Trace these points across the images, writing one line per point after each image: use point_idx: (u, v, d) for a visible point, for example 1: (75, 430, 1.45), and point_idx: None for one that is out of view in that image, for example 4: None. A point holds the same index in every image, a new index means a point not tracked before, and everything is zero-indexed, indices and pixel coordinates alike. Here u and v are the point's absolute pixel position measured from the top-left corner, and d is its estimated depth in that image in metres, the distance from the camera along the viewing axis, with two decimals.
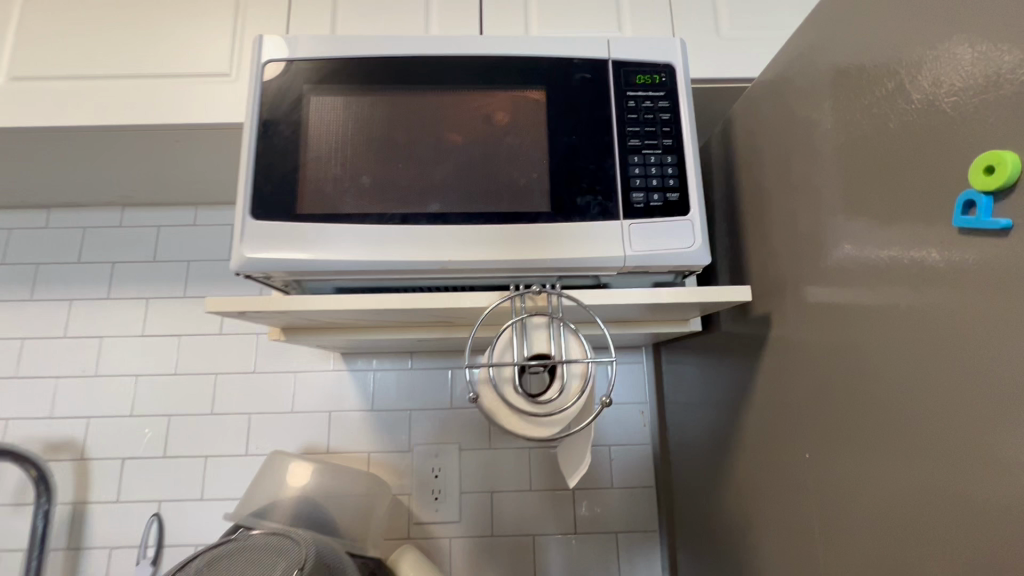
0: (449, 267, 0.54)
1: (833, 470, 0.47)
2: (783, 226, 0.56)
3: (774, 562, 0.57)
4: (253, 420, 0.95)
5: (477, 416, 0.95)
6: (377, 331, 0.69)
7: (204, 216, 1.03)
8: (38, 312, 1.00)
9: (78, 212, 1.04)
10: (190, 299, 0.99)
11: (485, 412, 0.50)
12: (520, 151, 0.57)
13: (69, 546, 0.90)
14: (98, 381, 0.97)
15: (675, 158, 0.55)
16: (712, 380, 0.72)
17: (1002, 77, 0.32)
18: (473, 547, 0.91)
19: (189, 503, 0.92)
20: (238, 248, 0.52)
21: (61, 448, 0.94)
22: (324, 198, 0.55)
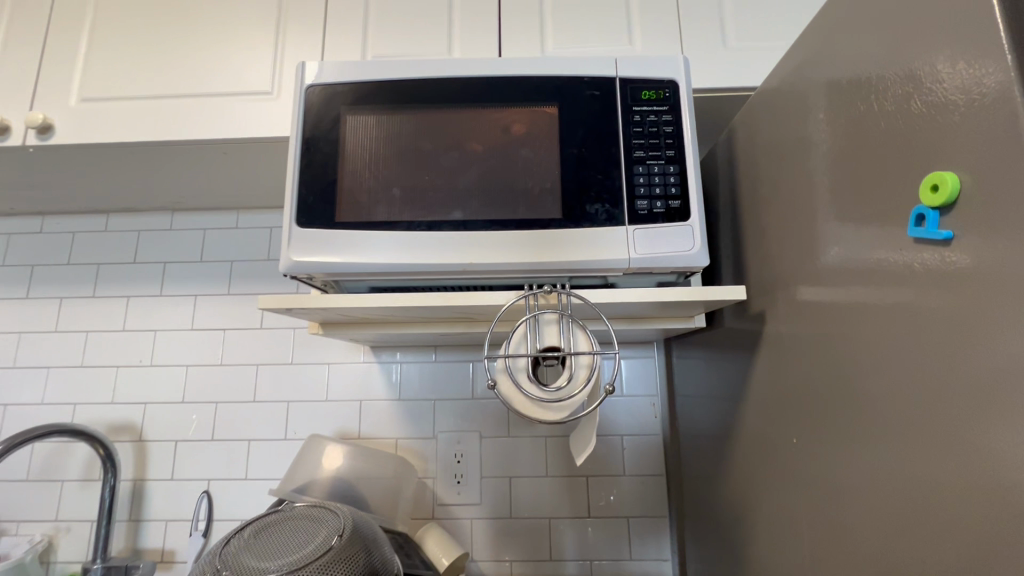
0: (470, 268, 0.61)
1: (816, 454, 0.52)
2: (778, 230, 0.60)
3: (769, 541, 0.62)
4: (292, 408, 1.03)
5: (496, 406, 1.01)
6: (404, 326, 0.75)
7: (246, 220, 1.12)
8: (100, 308, 1.10)
9: (133, 216, 1.14)
10: (234, 296, 1.08)
11: (503, 399, 0.57)
12: (534, 163, 0.63)
13: (130, 518, 1.00)
14: (154, 370, 1.06)
15: (677, 168, 0.60)
16: (716, 374, 0.77)
17: (942, 103, 0.36)
18: (493, 528, 0.97)
19: (236, 482, 1.01)
20: (285, 252, 0.59)
21: (123, 430, 1.04)
22: (359, 207, 0.62)
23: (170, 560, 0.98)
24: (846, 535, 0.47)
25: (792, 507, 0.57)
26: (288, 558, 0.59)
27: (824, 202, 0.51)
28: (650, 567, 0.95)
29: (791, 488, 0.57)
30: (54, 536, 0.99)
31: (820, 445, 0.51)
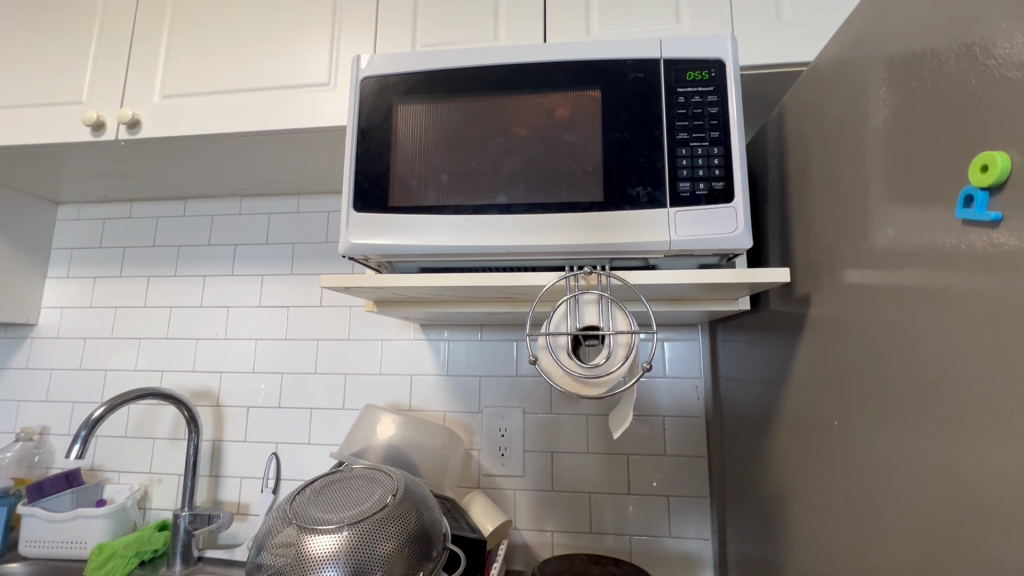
0: (514, 250, 0.63)
1: (858, 438, 0.51)
2: (826, 212, 0.59)
3: (809, 522, 0.62)
4: (349, 380, 1.11)
5: (539, 383, 1.05)
6: (452, 304, 0.79)
7: (306, 204, 1.19)
8: (181, 286, 1.22)
9: (207, 202, 1.24)
10: (296, 275, 1.17)
11: (545, 373, 0.59)
12: (577, 147, 0.64)
13: (210, 474, 1.12)
14: (228, 343, 1.17)
15: (722, 149, 0.60)
16: (760, 357, 0.76)
17: (998, 80, 0.35)
18: (535, 499, 1.02)
19: (300, 446, 1.10)
20: (344, 235, 0.64)
21: (202, 395, 1.16)
22: (410, 192, 0.65)
23: (244, 512, 1.09)
24: (885, 519, 0.47)
25: (833, 489, 0.57)
26: (349, 512, 0.65)
27: (876, 182, 0.50)
28: (690, 545, 0.97)
29: (832, 471, 0.57)
30: (149, 486, 1.12)
31: (862, 429, 0.51)
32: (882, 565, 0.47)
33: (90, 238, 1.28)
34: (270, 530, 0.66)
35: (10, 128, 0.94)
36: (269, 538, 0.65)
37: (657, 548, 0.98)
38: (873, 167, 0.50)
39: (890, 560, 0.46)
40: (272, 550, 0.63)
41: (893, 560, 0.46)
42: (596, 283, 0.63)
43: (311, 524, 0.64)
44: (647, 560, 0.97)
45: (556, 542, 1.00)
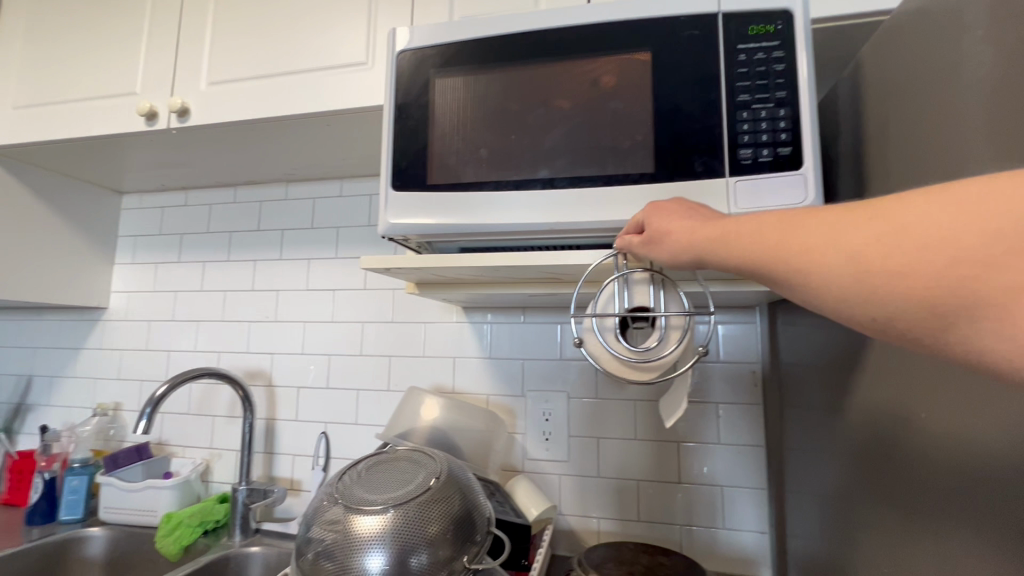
0: (558, 227, 0.60)
1: (945, 428, 0.45)
2: (911, 177, 0.52)
3: (883, 520, 0.57)
4: (393, 362, 1.12)
5: (584, 367, 1.02)
6: (494, 286, 0.77)
7: (349, 188, 1.20)
8: (234, 270, 1.26)
9: (255, 188, 1.27)
10: (341, 259, 1.18)
11: (591, 355, 0.56)
12: (624, 115, 0.59)
13: (265, 451, 1.16)
14: (278, 325, 1.20)
15: (789, 111, 0.54)
16: (828, 341, 0.70)
17: None
18: (581, 485, 1.00)
19: (348, 426, 1.13)
20: (383, 215, 0.63)
21: (257, 376, 1.20)
22: (449, 169, 0.63)
23: (298, 488, 1.13)
24: (980, 523, 0.41)
25: (913, 486, 0.51)
26: (394, 493, 0.65)
27: (975, 139, 0.43)
28: (745, 537, 0.92)
29: (913, 467, 0.51)
30: (210, 461, 1.18)
31: (954, 421, 0.44)
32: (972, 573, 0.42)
33: (152, 225, 1.34)
34: (318, 508, 0.67)
35: (74, 121, 0.99)
36: (317, 516, 0.66)
37: (708, 539, 0.94)
38: (970, 122, 0.43)
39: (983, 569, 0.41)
40: (320, 528, 0.64)
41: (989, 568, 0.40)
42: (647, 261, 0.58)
43: (356, 504, 0.64)
44: (699, 551, 0.94)
45: (603, 528, 0.98)
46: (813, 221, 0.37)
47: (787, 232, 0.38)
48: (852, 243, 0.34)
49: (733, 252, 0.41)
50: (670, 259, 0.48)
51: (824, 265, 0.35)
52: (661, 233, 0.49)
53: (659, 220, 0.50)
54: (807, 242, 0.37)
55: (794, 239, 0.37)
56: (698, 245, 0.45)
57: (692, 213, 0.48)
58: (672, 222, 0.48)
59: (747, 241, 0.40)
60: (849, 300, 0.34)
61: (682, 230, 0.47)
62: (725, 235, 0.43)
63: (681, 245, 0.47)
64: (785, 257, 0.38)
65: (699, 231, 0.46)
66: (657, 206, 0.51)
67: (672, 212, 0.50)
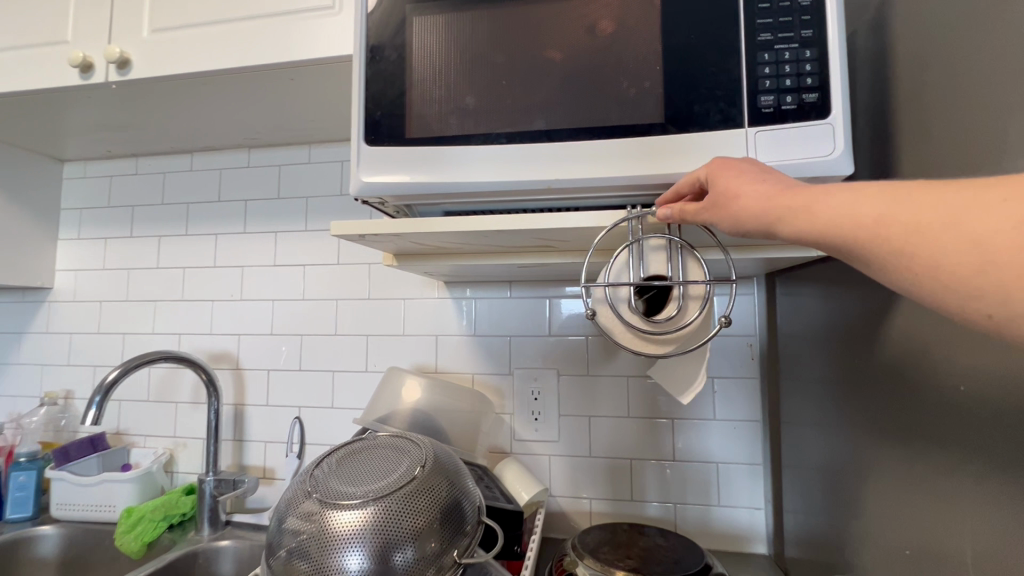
0: (555, 186, 0.53)
1: (969, 391, 0.42)
2: (944, 126, 0.47)
3: (891, 494, 0.54)
4: (371, 341, 1.05)
5: (575, 343, 0.97)
6: (480, 256, 0.70)
7: (318, 154, 1.10)
8: (193, 245, 1.15)
9: (214, 155, 1.16)
10: (311, 232, 1.09)
11: (603, 330, 0.50)
12: (629, 58, 0.52)
13: (235, 438, 1.09)
14: (244, 304, 1.11)
15: (815, 52, 0.48)
16: (836, 310, 0.66)
17: None
18: (571, 465, 0.96)
19: (323, 410, 1.06)
20: (355, 173, 0.55)
21: (222, 358, 1.11)
22: (431, 120, 0.55)
23: (271, 477, 1.07)
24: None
25: (943, 459, 0.46)
26: (374, 485, 0.59)
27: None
28: (740, 514, 0.90)
29: (942, 437, 0.46)
30: (174, 450, 1.10)
31: (1001, 385, 0.39)
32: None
33: (99, 197, 1.22)
34: (290, 502, 0.61)
35: None
36: (289, 511, 0.60)
37: (703, 517, 0.91)
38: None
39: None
40: (292, 526, 0.58)
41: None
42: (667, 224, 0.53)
43: (332, 498, 0.58)
44: (693, 529, 0.91)
45: (594, 509, 0.95)
46: (933, 197, 0.30)
47: (894, 207, 0.32)
48: (984, 228, 0.28)
49: (818, 226, 0.35)
50: (729, 228, 0.41)
51: (943, 253, 0.29)
52: (720, 196, 0.41)
53: (719, 179, 0.42)
54: (922, 223, 0.30)
55: (903, 215, 0.31)
56: (771, 214, 0.38)
57: (763, 174, 0.40)
58: (736, 184, 0.40)
59: (837, 215, 0.34)
60: (968, 297, 0.29)
61: (748, 194, 0.39)
62: (809, 204, 0.35)
63: (745, 212, 0.39)
64: (890, 238, 0.31)
65: (772, 195, 0.38)
66: (721, 161, 0.43)
67: (734, 170, 0.42)
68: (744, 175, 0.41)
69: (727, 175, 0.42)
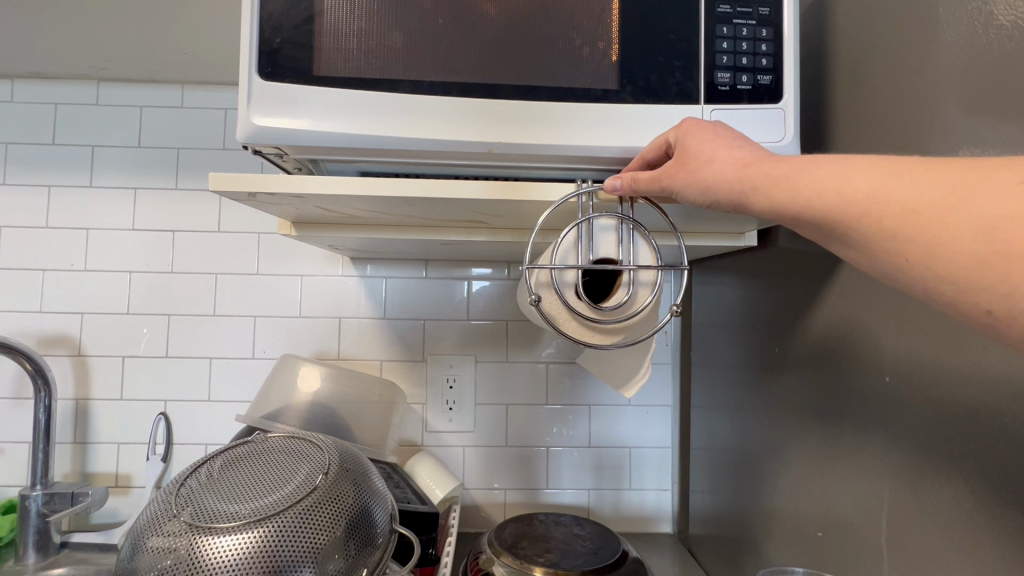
0: (497, 150, 0.46)
1: (899, 390, 0.44)
2: (872, 121, 0.48)
3: (804, 475, 0.57)
4: (259, 323, 0.90)
5: (495, 328, 0.91)
6: (398, 230, 0.62)
7: (192, 97, 0.91)
8: (12, 199, 0.90)
9: (43, 85, 0.90)
10: (183, 191, 0.90)
11: (546, 317, 0.45)
12: (585, 14, 0.47)
13: (75, 440, 0.89)
14: (90, 276, 0.90)
15: (772, 32, 0.46)
16: (754, 299, 0.68)
17: None
18: (485, 456, 0.91)
19: (197, 404, 0.90)
20: (244, 113, 0.43)
21: (57, 344, 0.89)
22: (348, 58, 0.45)
23: (125, 485, 0.89)
24: (969, 485, 0.38)
25: (867, 444, 0.48)
26: (265, 499, 0.49)
27: (958, 79, 0.40)
28: (648, 495, 0.92)
29: (868, 423, 0.48)
30: None
31: (934, 374, 0.41)
32: (952, 534, 0.40)
33: None
34: (149, 522, 0.48)
35: None
36: (147, 535, 0.47)
37: (614, 501, 0.92)
38: (953, 59, 0.40)
39: (973, 531, 0.38)
40: (151, 552, 0.46)
41: (982, 529, 0.37)
42: (615, 201, 0.48)
43: (206, 520, 0.46)
44: (604, 513, 0.92)
45: (508, 500, 0.91)
46: (936, 180, 0.31)
47: (897, 188, 0.32)
48: (986, 213, 0.29)
49: (806, 197, 0.35)
50: (701, 195, 0.40)
51: (946, 239, 0.30)
52: (697, 160, 0.40)
53: (697, 144, 0.41)
54: (923, 203, 0.31)
55: (902, 193, 0.32)
56: (751, 182, 0.37)
57: (740, 142, 0.40)
58: (714, 149, 0.40)
59: (837, 196, 0.34)
60: (967, 285, 0.29)
61: (727, 160, 0.39)
62: (794, 174, 0.36)
63: (723, 177, 0.39)
64: (886, 217, 0.32)
65: (751, 162, 0.38)
66: (697, 126, 0.42)
67: (711, 135, 0.41)
68: (721, 141, 0.40)
69: (705, 140, 0.41)
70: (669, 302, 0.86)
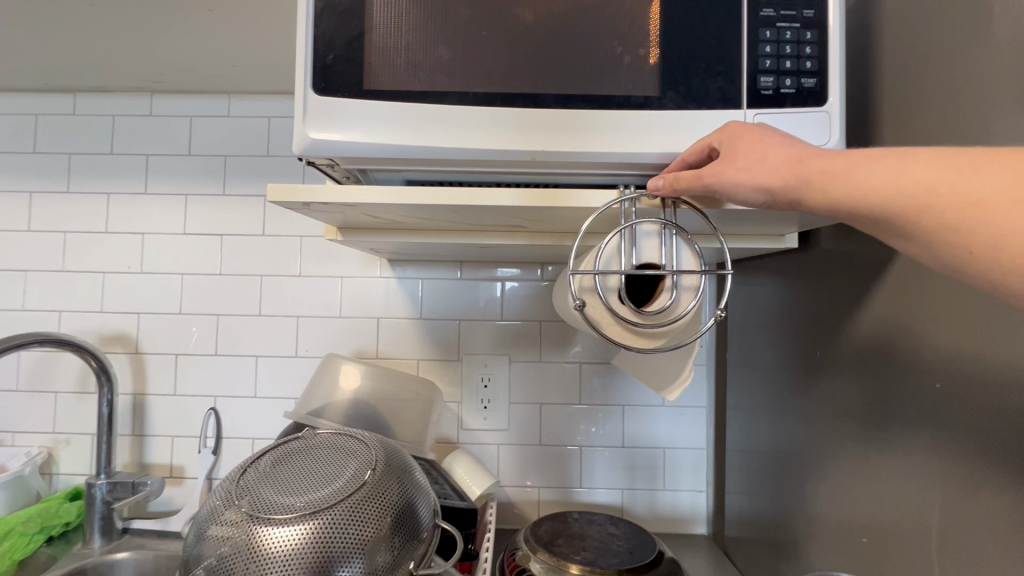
0: (540, 157, 0.48)
1: (958, 392, 0.43)
2: (922, 121, 0.47)
3: (849, 478, 0.56)
4: (301, 322, 0.94)
5: (529, 329, 0.92)
6: (439, 234, 0.63)
7: (238, 105, 0.95)
8: (77, 206, 0.96)
9: (102, 98, 0.96)
10: (230, 197, 0.94)
11: (590, 322, 0.46)
12: (625, 22, 0.47)
13: (133, 433, 0.94)
14: (145, 278, 0.95)
15: (817, 34, 0.45)
16: (795, 301, 0.67)
17: None
18: (520, 454, 0.92)
19: (244, 400, 0.94)
20: (299, 127, 0.45)
21: (116, 341, 0.95)
22: (396, 71, 0.47)
23: (179, 476, 0.94)
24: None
25: (917, 448, 0.47)
26: (317, 493, 0.51)
27: (1015, 80, 0.39)
28: (682, 496, 0.92)
29: (917, 427, 0.47)
30: (54, 449, 0.93)
31: (992, 376, 0.40)
32: (1009, 542, 0.39)
33: None
34: (211, 512, 0.52)
35: None
36: (210, 523, 0.51)
37: (648, 502, 0.92)
38: (1012, 58, 0.39)
39: None
40: (215, 539, 0.49)
41: None
42: (657, 206, 0.49)
43: (263, 511, 0.49)
44: (639, 512, 0.92)
45: (541, 498, 0.92)
46: (1000, 169, 0.30)
47: (957, 178, 0.32)
48: None
49: (861, 192, 0.35)
50: (751, 193, 0.40)
51: (1013, 231, 0.30)
52: (745, 159, 0.40)
53: (744, 143, 0.41)
54: (985, 195, 0.31)
55: (964, 186, 0.31)
56: (804, 179, 0.37)
57: (789, 140, 0.40)
58: (763, 148, 0.40)
59: (897, 190, 0.34)
60: None
61: (777, 159, 0.39)
62: (847, 169, 0.36)
63: (773, 175, 0.39)
64: (947, 209, 0.32)
65: (802, 160, 0.38)
66: (743, 125, 0.42)
67: (757, 135, 0.41)
68: (770, 140, 0.40)
69: (752, 140, 0.41)
70: (712, 307, 0.86)
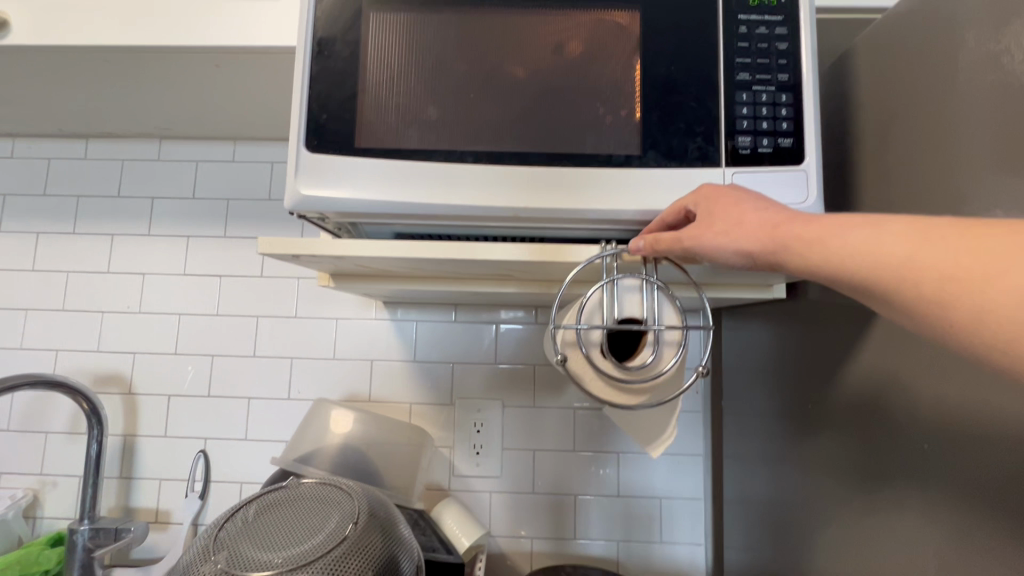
0: (524, 212, 0.49)
1: (948, 457, 0.42)
2: (900, 178, 0.48)
3: (845, 537, 0.55)
4: (295, 364, 0.94)
5: (523, 373, 0.92)
6: (429, 282, 0.64)
7: (243, 151, 0.98)
8: (81, 246, 0.98)
9: (113, 143, 1.00)
10: (231, 239, 0.96)
11: (572, 375, 0.46)
12: (608, 84, 0.49)
13: (121, 475, 0.93)
14: (143, 318, 0.96)
15: (792, 97, 0.47)
16: (785, 350, 0.67)
17: None
18: (512, 502, 0.90)
19: (235, 442, 0.93)
20: (291, 183, 0.47)
21: (110, 381, 0.95)
22: (386, 129, 0.49)
23: (164, 521, 0.92)
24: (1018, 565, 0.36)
25: (912, 512, 0.46)
26: (296, 548, 0.50)
27: (983, 144, 0.40)
28: (680, 548, 0.89)
29: (910, 489, 0.46)
30: (40, 491, 0.91)
31: (980, 441, 0.39)
32: None
33: None
34: (186, 566, 0.50)
35: None
36: None
37: (644, 555, 0.89)
38: (979, 126, 0.40)
39: None
40: None
41: None
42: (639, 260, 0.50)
43: (239, 567, 0.48)
44: (635, 566, 0.89)
45: (535, 549, 0.90)
46: (969, 246, 0.31)
47: (930, 253, 0.32)
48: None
49: (839, 261, 0.35)
50: (731, 256, 0.41)
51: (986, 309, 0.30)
52: (724, 223, 0.41)
53: (722, 207, 0.42)
54: (958, 272, 0.31)
55: (937, 261, 0.32)
56: (782, 245, 0.38)
57: (766, 203, 0.41)
58: (740, 212, 0.41)
59: (873, 262, 0.34)
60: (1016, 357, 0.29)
61: (755, 223, 0.40)
62: (823, 237, 0.36)
63: (752, 240, 0.40)
64: (922, 283, 0.32)
65: (779, 225, 0.39)
66: (721, 188, 0.43)
67: (735, 198, 0.42)
68: (747, 204, 0.41)
69: (730, 203, 0.42)
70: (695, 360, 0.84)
